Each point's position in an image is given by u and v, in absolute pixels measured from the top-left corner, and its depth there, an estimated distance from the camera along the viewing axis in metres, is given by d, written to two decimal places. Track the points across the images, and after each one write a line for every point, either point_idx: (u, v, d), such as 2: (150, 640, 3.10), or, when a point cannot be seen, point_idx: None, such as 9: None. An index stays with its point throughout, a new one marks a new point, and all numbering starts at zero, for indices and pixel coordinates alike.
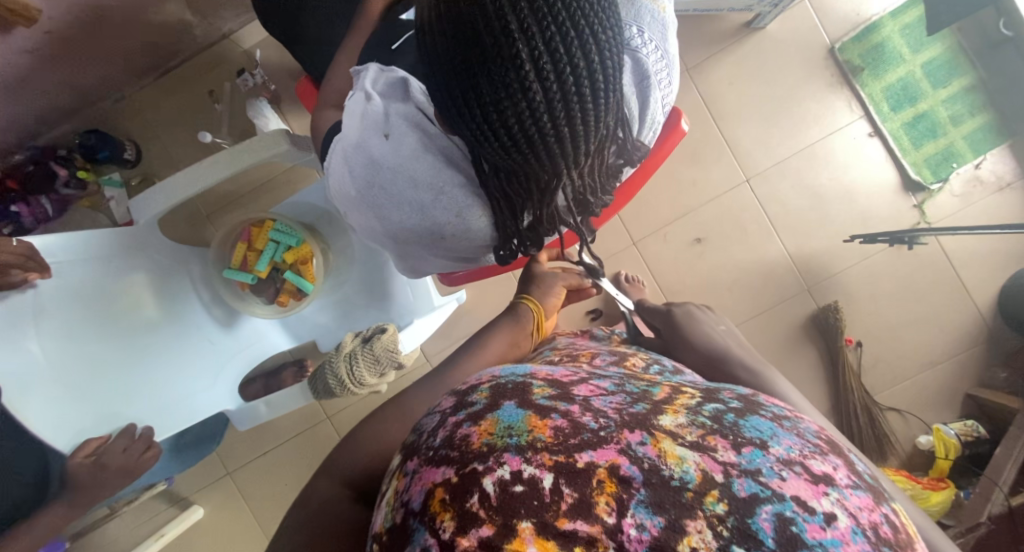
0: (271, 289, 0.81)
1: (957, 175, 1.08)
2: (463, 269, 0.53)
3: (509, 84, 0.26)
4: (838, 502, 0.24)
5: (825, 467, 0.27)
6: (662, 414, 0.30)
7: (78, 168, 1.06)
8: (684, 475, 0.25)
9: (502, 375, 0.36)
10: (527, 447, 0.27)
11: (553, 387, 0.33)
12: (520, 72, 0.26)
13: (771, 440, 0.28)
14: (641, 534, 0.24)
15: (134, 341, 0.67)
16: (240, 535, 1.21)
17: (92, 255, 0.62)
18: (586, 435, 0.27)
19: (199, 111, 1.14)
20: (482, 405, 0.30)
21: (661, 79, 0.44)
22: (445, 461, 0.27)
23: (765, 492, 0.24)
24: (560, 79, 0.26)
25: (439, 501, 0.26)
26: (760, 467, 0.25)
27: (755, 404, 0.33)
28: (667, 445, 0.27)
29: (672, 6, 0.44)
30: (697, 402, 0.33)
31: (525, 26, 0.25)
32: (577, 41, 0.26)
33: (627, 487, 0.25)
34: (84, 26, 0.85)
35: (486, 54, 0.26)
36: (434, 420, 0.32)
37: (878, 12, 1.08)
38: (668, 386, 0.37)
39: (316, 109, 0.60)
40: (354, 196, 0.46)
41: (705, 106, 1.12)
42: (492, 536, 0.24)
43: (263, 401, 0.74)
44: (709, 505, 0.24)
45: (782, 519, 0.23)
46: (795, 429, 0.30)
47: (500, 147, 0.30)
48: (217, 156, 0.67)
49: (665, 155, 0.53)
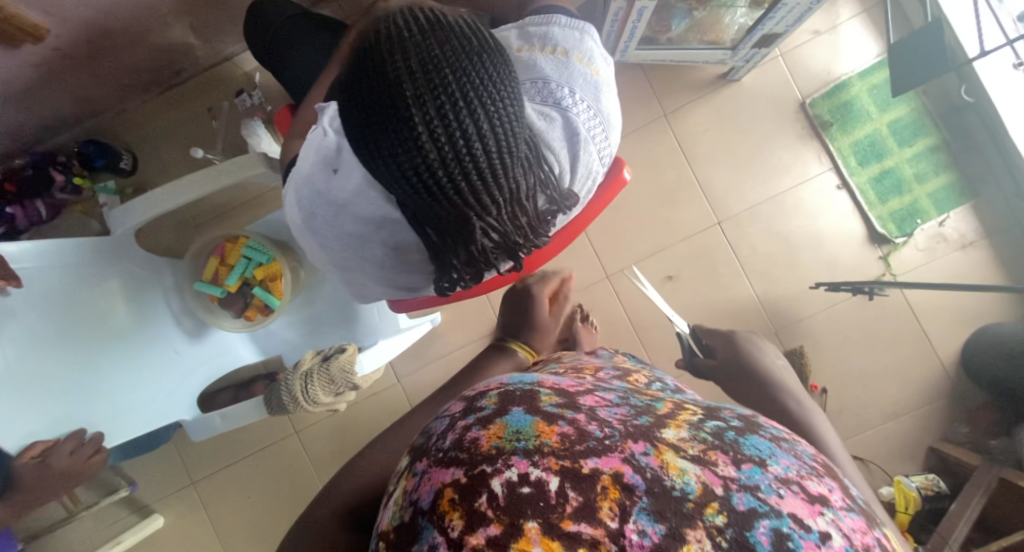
0: (238, 303, 0.83)
1: (921, 230, 1.12)
2: (407, 298, 0.56)
3: (405, 142, 0.29)
4: (833, 522, 0.26)
5: (820, 489, 0.29)
6: (666, 428, 0.32)
7: (76, 175, 1.10)
8: (685, 486, 0.27)
9: (510, 383, 0.38)
10: (535, 450, 0.28)
11: (560, 396, 0.35)
12: (413, 132, 0.29)
13: (769, 459, 0.30)
14: (643, 540, 0.25)
15: (98, 345, 0.68)
16: (198, 548, 1.19)
17: (62, 261, 0.65)
18: (592, 443, 0.29)
19: (197, 127, 1.20)
20: (490, 410, 0.32)
21: (594, 135, 0.47)
22: (455, 462, 0.28)
23: (762, 507, 0.26)
24: (452, 141, 0.29)
25: (448, 501, 0.26)
26: (759, 483, 0.27)
27: (754, 424, 0.36)
28: (670, 458, 0.29)
29: (606, 69, 0.49)
30: (699, 418, 0.35)
31: (418, 93, 0.28)
32: (466, 107, 0.29)
33: (630, 494, 0.26)
34: (91, 45, 0.90)
35: (384, 114, 0.29)
36: (444, 424, 0.34)
37: (847, 72, 1.14)
38: (670, 403, 0.40)
39: (289, 137, 0.63)
40: (301, 224, 0.49)
41: (680, 149, 1.17)
42: (499, 535, 0.24)
43: (220, 413, 0.75)
44: (709, 516, 0.26)
45: (779, 533, 0.25)
46: (793, 450, 0.33)
47: (408, 195, 0.32)
48: (194, 176, 0.71)
49: (606, 204, 0.56)
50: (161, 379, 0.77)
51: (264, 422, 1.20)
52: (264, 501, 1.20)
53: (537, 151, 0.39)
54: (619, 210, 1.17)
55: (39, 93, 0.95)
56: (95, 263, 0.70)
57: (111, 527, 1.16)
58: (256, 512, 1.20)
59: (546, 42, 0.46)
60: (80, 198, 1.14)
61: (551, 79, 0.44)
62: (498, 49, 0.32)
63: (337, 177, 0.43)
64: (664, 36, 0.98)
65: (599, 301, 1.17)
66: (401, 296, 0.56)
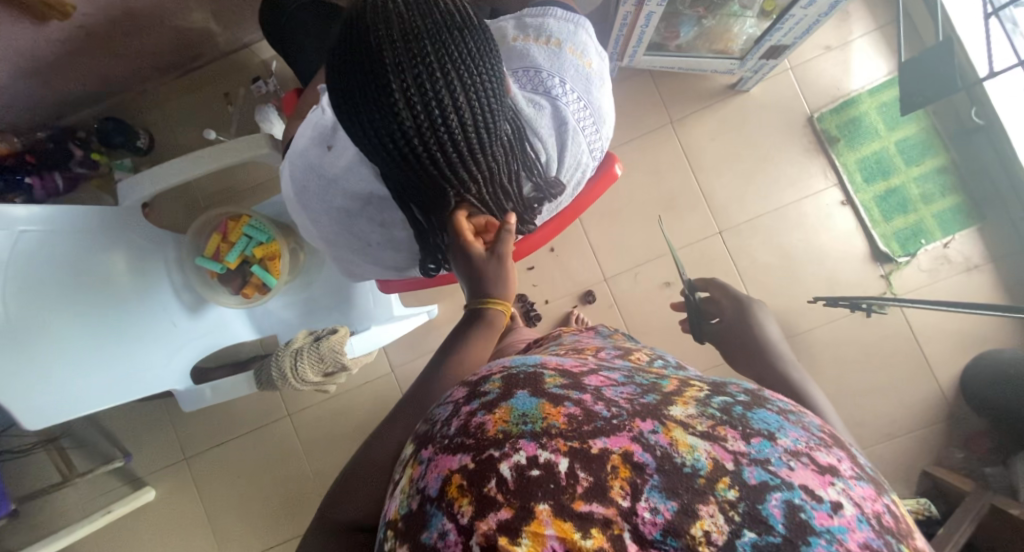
0: (237, 280, 0.88)
1: (925, 251, 1.11)
2: (395, 277, 0.58)
3: (382, 110, 0.31)
4: (843, 492, 0.27)
5: (830, 459, 0.29)
6: (673, 405, 0.32)
7: (93, 151, 1.15)
8: (696, 463, 0.27)
9: (512, 366, 0.37)
10: (542, 433, 0.28)
11: (564, 378, 0.35)
12: (390, 99, 0.30)
13: (778, 432, 0.30)
14: (655, 517, 0.26)
15: (99, 312, 0.69)
16: (187, 523, 1.21)
17: (64, 228, 0.67)
18: (599, 423, 0.30)
19: (213, 111, 1.23)
20: (495, 395, 0.32)
21: (585, 127, 0.48)
22: (461, 448, 0.29)
23: (774, 480, 0.26)
24: (427, 111, 0.31)
25: (456, 486, 0.28)
26: (769, 457, 0.28)
27: (761, 399, 0.36)
28: (678, 435, 0.29)
29: (599, 64, 0.50)
30: (706, 394, 0.35)
31: (396, 63, 0.30)
32: (443, 79, 0.31)
33: (640, 472, 0.27)
34: (115, 25, 0.94)
35: (364, 81, 0.31)
36: (448, 410, 0.34)
37: (857, 88, 1.14)
38: (676, 379, 0.40)
39: (293, 119, 0.65)
40: (291, 196, 0.51)
41: (684, 157, 1.17)
42: (510, 518, 0.26)
43: (210, 385, 0.77)
44: (720, 491, 0.26)
45: (792, 506, 0.25)
46: (801, 423, 0.33)
47: (386, 162, 0.34)
48: (202, 152, 0.73)
49: (597, 196, 0.58)
50: (156, 346, 0.78)
51: (258, 403, 1.22)
52: (253, 482, 1.21)
53: (521, 134, 0.41)
54: (620, 214, 1.18)
55: (63, 69, 0.99)
56: (98, 233, 0.72)
57: (104, 496, 1.18)
58: (244, 492, 1.21)
59: (541, 33, 0.47)
60: (97, 174, 1.17)
61: (543, 69, 0.45)
62: (482, 30, 0.34)
63: (330, 153, 0.45)
64: (673, 43, 1.00)
65: (595, 303, 1.17)
66: (389, 276, 0.58)
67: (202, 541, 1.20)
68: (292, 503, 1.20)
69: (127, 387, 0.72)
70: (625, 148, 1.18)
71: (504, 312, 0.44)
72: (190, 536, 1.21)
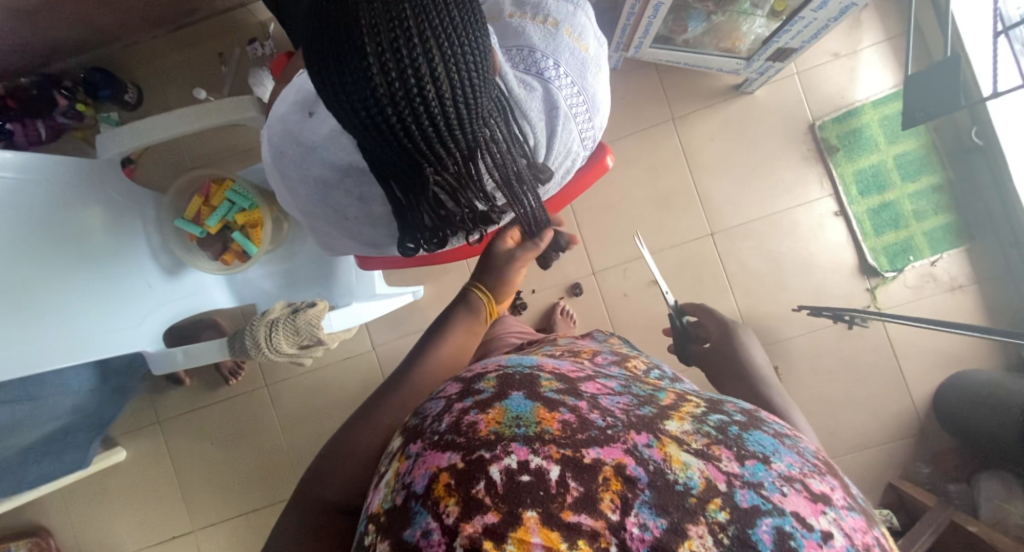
0: (217, 246, 0.86)
1: (912, 268, 1.12)
2: (374, 254, 0.57)
3: (353, 70, 0.29)
4: (834, 522, 0.30)
5: (823, 488, 0.33)
6: (669, 420, 0.36)
7: (79, 102, 1.10)
8: (689, 481, 0.31)
9: (510, 366, 0.42)
10: (535, 438, 0.32)
11: (561, 382, 0.39)
12: (364, 63, 0.29)
13: (773, 456, 0.34)
14: (644, 534, 0.29)
15: (70, 267, 0.67)
16: (157, 485, 1.20)
17: (40, 178, 0.64)
18: (594, 432, 0.33)
19: (206, 70, 1.19)
20: (489, 394, 0.36)
21: (577, 114, 0.47)
22: (451, 447, 0.32)
23: (765, 505, 0.30)
24: (402, 78, 0.29)
25: (444, 486, 0.30)
26: (763, 481, 0.31)
27: (757, 420, 0.39)
28: (673, 451, 0.33)
29: (595, 49, 0.48)
30: (703, 411, 0.39)
31: (372, 24, 0.29)
32: (421, 46, 0.29)
33: (632, 486, 0.31)
34: None
35: (338, 41, 0.29)
36: (440, 405, 0.38)
37: (862, 99, 1.13)
38: (672, 393, 0.44)
39: (281, 82, 0.63)
40: (268, 161, 0.49)
41: (683, 155, 1.16)
42: (497, 524, 0.28)
43: (182, 349, 0.76)
44: (712, 513, 0.30)
45: (782, 532, 0.29)
46: (795, 447, 0.37)
47: (360, 130, 0.33)
48: (185, 110, 0.71)
49: (585, 187, 0.58)
50: (127, 308, 0.75)
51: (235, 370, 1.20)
52: (227, 450, 1.21)
53: (506, 113, 0.39)
54: (614, 208, 1.17)
55: (49, 14, 0.95)
56: (77, 186, 0.70)
57: None
58: (218, 459, 1.21)
59: (538, 12, 0.45)
60: (82, 124, 1.13)
61: (537, 48, 0.44)
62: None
63: (311, 120, 0.43)
64: (680, 37, 0.98)
65: (582, 296, 1.17)
66: (367, 253, 0.57)
67: (173, 503, 1.20)
68: (264, 475, 1.20)
69: (96, 347, 0.69)
70: (624, 141, 1.16)
71: (488, 309, 0.63)
72: (161, 497, 1.21)
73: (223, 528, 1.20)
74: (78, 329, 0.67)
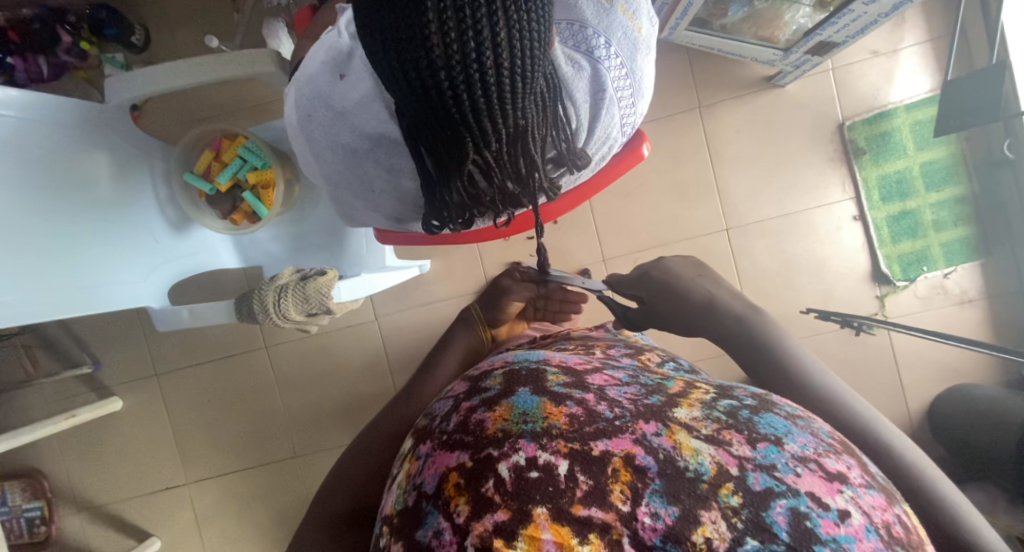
0: (227, 204, 0.82)
1: (925, 278, 1.11)
2: (393, 228, 0.56)
3: (411, 28, 0.28)
4: (851, 501, 0.29)
5: (838, 466, 0.32)
6: (678, 407, 0.36)
7: (83, 39, 1.03)
8: (699, 467, 0.30)
9: (516, 362, 0.42)
10: (543, 433, 0.32)
11: (567, 375, 0.39)
12: (423, 20, 0.27)
13: (785, 437, 0.33)
14: (655, 523, 0.28)
15: (80, 213, 0.65)
16: (152, 437, 1.21)
17: (46, 118, 0.62)
18: (602, 424, 0.33)
19: (218, 16, 1.13)
20: (496, 392, 0.37)
21: (622, 98, 0.45)
22: (459, 447, 0.33)
23: (779, 487, 0.29)
24: (460, 42, 0.28)
25: (453, 486, 0.31)
26: (775, 463, 0.30)
27: (768, 403, 0.38)
28: (683, 438, 0.32)
29: (649, 29, 0.45)
30: (712, 397, 0.38)
31: None
32: (484, 9, 0.27)
33: (642, 476, 0.30)
34: None
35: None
36: (448, 406, 0.39)
37: (895, 101, 1.09)
38: (681, 381, 0.42)
39: (305, 38, 0.59)
40: (295, 123, 0.46)
41: (706, 146, 1.13)
42: (507, 521, 0.28)
43: (188, 307, 0.74)
44: (724, 497, 0.29)
45: (797, 513, 0.28)
46: (810, 428, 0.35)
47: (405, 95, 0.31)
48: (201, 59, 0.67)
49: (617, 175, 0.56)
50: (132, 259, 0.73)
51: (236, 329, 1.19)
52: (223, 407, 1.21)
53: (555, 93, 0.37)
54: (630, 195, 1.15)
55: None
56: (83, 131, 0.67)
57: (69, 401, 1.17)
58: (215, 416, 1.21)
59: None
60: (85, 65, 1.07)
61: (588, 24, 0.40)
62: None
63: (342, 83, 0.40)
64: (717, 22, 0.94)
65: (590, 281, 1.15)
66: (388, 228, 0.56)
67: (168, 456, 1.21)
68: (260, 435, 1.21)
69: (105, 297, 0.67)
70: (647, 127, 1.13)
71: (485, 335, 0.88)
72: (156, 449, 1.21)
73: (218, 483, 1.21)
74: (85, 277, 0.65)
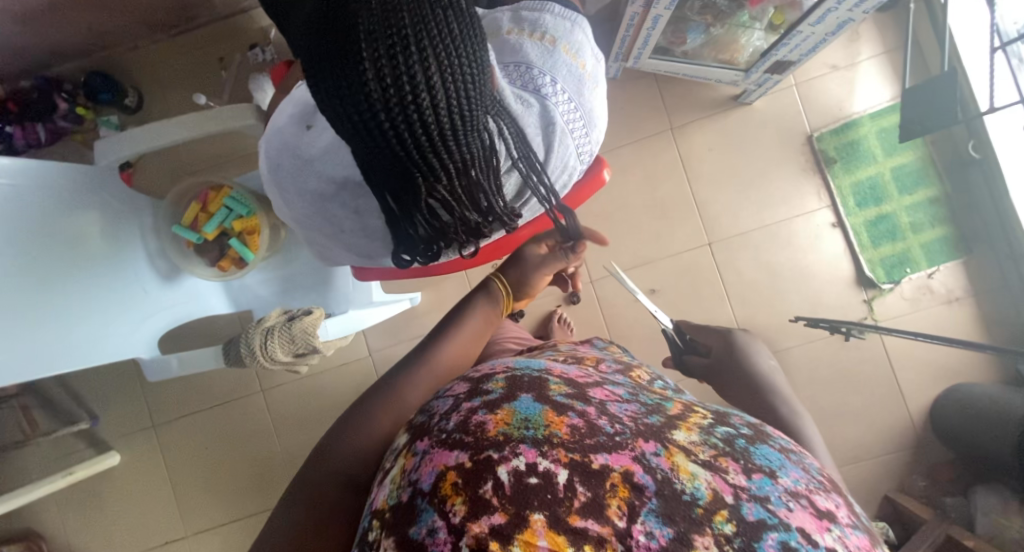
0: (213, 252, 0.85)
1: (910, 280, 1.12)
2: (368, 265, 0.58)
3: (348, 75, 0.29)
4: (838, 539, 0.29)
5: (828, 504, 0.32)
6: (677, 430, 0.35)
7: (79, 105, 1.09)
8: (695, 492, 0.29)
9: (518, 369, 0.40)
10: (544, 441, 0.30)
11: (569, 386, 0.38)
12: (359, 68, 0.29)
13: (779, 471, 0.33)
14: (649, 541, 0.27)
15: (75, 269, 0.67)
16: (150, 491, 1.20)
17: (42, 184, 0.65)
18: (603, 438, 0.32)
19: (204, 73, 1.17)
20: (498, 395, 0.34)
21: (574, 129, 0.48)
22: (458, 446, 0.30)
23: (771, 519, 0.28)
24: (397, 85, 0.29)
25: (450, 484, 0.29)
26: (769, 495, 0.30)
27: (763, 434, 0.38)
28: (681, 461, 0.31)
29: (592, 67, 0.50)
30: (710, 423, 0.38)
31: (371, 30, 0.29)
32: (418, 55, 0.30)
33: (640, 494, 0.29)
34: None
35: (339, 46, 0.30)
36: (448, 404, 0.36)
37: (860, 111, 1.13)
38: (680, 403, 0.43)
39: (281, 92, 0.63)
40: (264, 170, 0.49)
41: (682, 165, 1.16)
42: (503, 525, 0.27)
43: (177, 356, 0.77)
44: (717, 524, 0.28)
45: (787, 546, 0.27)
46: (801, 463, 0.35)
47: (353, 139, 0.32)
48: (184, 117, 0.71)
49: (584, 199, 0.58)
50: (126, 312, 0.75)
51: (231, 375, 1.20)
52: (220, 455, 1.20)
53: (504, 127, 0.39)
54: (612, 216, 1.17)
55: (54, 26, 0.94)
56: (73, 193, 0.70)
57: (66, 457, 1.17)
58: (212, 464, 1.20)
59: (536, 29, 0.47)
60: (80, 128, 1.13)
61: (534, 65, 0.45)
62: (470, 13, 0.33)
63: (309, 132, 0.43)
64: (679, 49, 0.98)
65: (579, 304, 1.16)
66: (364, 264, 0.58)
67: (167, 509, 1.20)
68: (258, 480, 1.20)
69: (99, 349, 0.70)
70: (623, 151, 1.17)
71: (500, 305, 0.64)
72: (155, 503, 1.20)
73: (218, 534, 1.19)
74: (81, 333, 0.67)
